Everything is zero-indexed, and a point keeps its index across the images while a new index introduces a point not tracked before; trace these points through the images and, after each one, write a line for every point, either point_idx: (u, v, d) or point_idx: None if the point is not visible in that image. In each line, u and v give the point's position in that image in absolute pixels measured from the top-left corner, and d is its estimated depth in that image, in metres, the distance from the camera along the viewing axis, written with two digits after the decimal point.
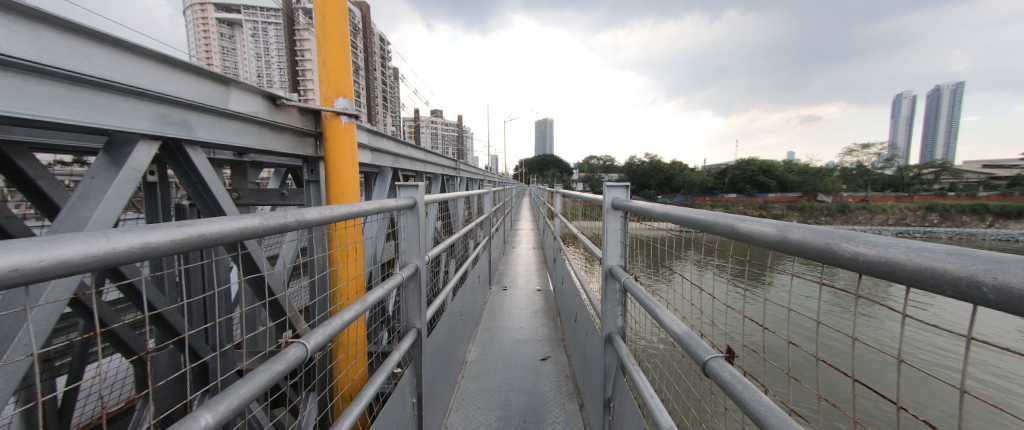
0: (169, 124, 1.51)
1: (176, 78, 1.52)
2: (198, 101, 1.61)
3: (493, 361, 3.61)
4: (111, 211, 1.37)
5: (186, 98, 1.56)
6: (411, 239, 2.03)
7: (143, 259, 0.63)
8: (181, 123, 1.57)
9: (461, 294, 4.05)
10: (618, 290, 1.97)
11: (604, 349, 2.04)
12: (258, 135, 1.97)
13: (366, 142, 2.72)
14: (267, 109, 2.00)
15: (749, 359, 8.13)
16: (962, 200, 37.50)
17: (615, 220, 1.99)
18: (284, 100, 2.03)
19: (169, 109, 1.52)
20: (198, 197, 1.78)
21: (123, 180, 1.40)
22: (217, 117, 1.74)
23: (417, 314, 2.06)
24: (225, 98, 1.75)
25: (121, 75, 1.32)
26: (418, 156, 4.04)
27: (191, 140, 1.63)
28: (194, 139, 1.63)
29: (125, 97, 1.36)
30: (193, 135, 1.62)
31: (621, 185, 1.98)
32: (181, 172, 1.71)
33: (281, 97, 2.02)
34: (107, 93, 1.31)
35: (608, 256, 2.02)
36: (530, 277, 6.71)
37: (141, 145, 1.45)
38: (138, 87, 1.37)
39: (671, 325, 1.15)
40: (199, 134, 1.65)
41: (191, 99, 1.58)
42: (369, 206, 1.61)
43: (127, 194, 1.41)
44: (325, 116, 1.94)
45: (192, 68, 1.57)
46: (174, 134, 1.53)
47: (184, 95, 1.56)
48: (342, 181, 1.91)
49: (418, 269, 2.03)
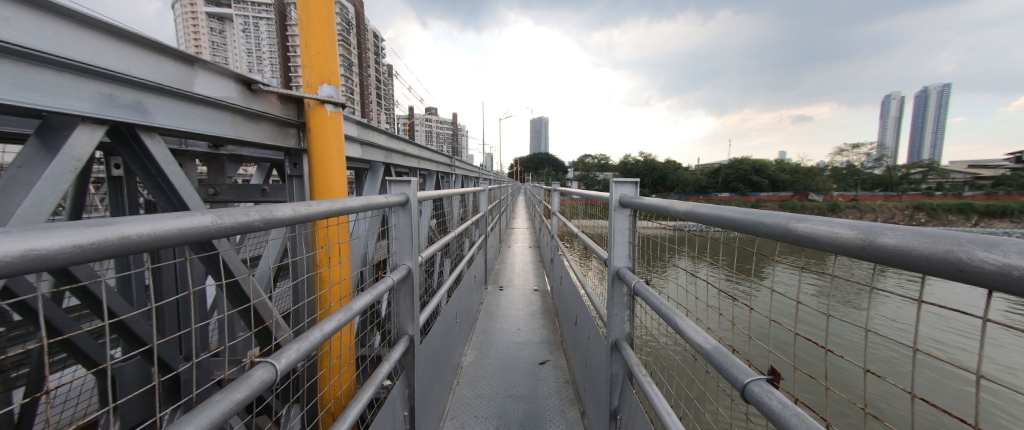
0: (119, 106, 1.34)
1: (128, 54, 1.35)
2: (156, 82, 1.44)
3: (489, 366, 3.46)
4: (45, 204, 1.23)
5: (140, 78, 1.39)
6: (402, 237, 1.88)
7: (30, 272, 0.44)
8: (134, 106, 1.40)
9: (455, 296, 3.91)
10: (626, 293, 1.84)
11: (610, 356, 1.91)
12: (230, 124, 1.80)
13: (355, 135, 2.55)
14: (242, 95, 1.84)
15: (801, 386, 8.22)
16: (948, 199, 38.28)
17: (623, 218, 1.84)
18: (260, 85, 1.87)
19: (119, 90, 1.35)
20: (158, 192, 1.61)
21: (58, 169, 1.26)
22: (180, 101, 1.57)
23: (409, 319, 1.90)
24: (189, 80, 1.58)
25: (55, 47, 1.15)
26: (411, 152, 3.87)
27: (148, 126, 1.46)
28: (151, 125, 1.46)
29: (61, 72, 1.19)
30: (149, 120, 1.45)
31: (630, 181, 1.84)
32: (137, 163, 1.54)
33: (257, 82, 1.85)
34: (37, 67, 1.14)
35: (615, 257, 1.88)
36: (527, 277, 6.55)
37: (81, 130, 1.29)
38: (78, 62, 1.20)
39: (693, 336, 1.04)
40: (157, 120, 1.47)
41: (147, 79, 1.41)
42: (356, 201, 1.47)
43: (64, 184, 1.26)
44: (308, 104, 1.76)
45: (148, 45, 1.41)
46: (125, 118, 1.36)
47: (138, 74, 1.39)
48: (326, 175, 1.76)
49: (410, 271, 1.88)
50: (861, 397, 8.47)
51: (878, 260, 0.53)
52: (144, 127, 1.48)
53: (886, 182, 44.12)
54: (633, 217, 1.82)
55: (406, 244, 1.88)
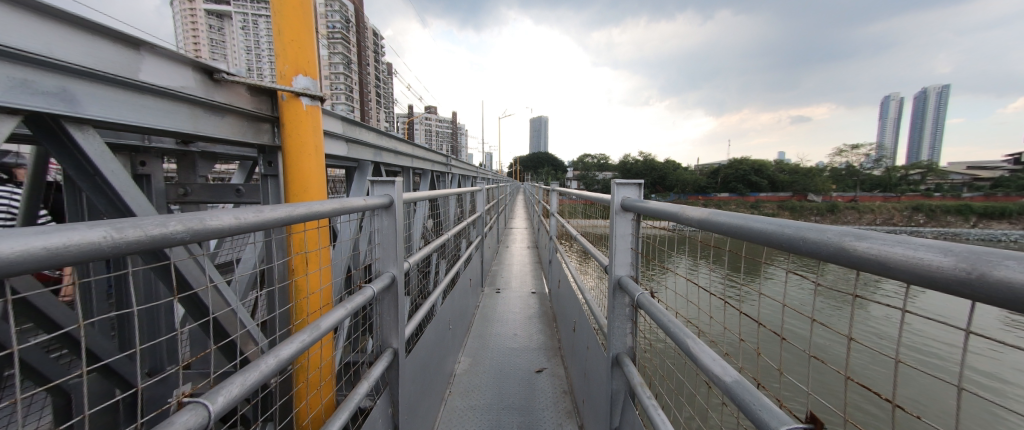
0: (41, 94, 1.15)
1: (55, 34, 1.17)
2: (91, 67, 1.26)
3: (484, 374, 3.32)
4: None
5: (71, 61, 1.20)
6: (384, 241, 1.73)
7: None
8: (60, 94, 1.20)
9: (449, 300, 3.77)
10: (629, 305, 1.70)
11: (612, 371, 1.77)
12: (187, 116, 1.63)
13: (340, 132, 2.39)
14: (202, 86, 1.68)
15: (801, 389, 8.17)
16: (947, 201, 38.32)
17: (625, 223, 1.69)
18: (224, 74, 1.72)
19: (40, 74, 1.15)
20: (98, 194, 1.46)
21: None
22: (122, 90, 1.39)
23: (393, 331, 1.76)
24: (136, 66, 1.40)
25: None
26: (403, 150, 3.72)
27: (77, 118, 1.27)
28: (81, 116, 1.27)
29: None
30: (79, 110, 1.26)
31: (633, 182, 1.68)
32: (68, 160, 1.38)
33: (220, 72, 1.69)
34: None
35: (616, 266, 1.73)
36: (525, 279, 6.42)
37: None
38: None
39: (710, 365, 0.91)
40: (90, 111, 1.28)
41: (79, 63, 1.22)
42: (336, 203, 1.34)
43: None
44: (282, 97, 1.60)
45: (83, 25, 1.24)
46: (49, 109, 1.17)
47: (69, 57, 1.20)
48: (303, 174, 1.61)
49: (394, 279, 1.74)
50: (861, 400, 8.40)
51: (1000, 306, 0.37)
52: (73, 118, 1.29)
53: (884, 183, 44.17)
54: (636, 221, 1.67)
55: (389, 250, 1.73)
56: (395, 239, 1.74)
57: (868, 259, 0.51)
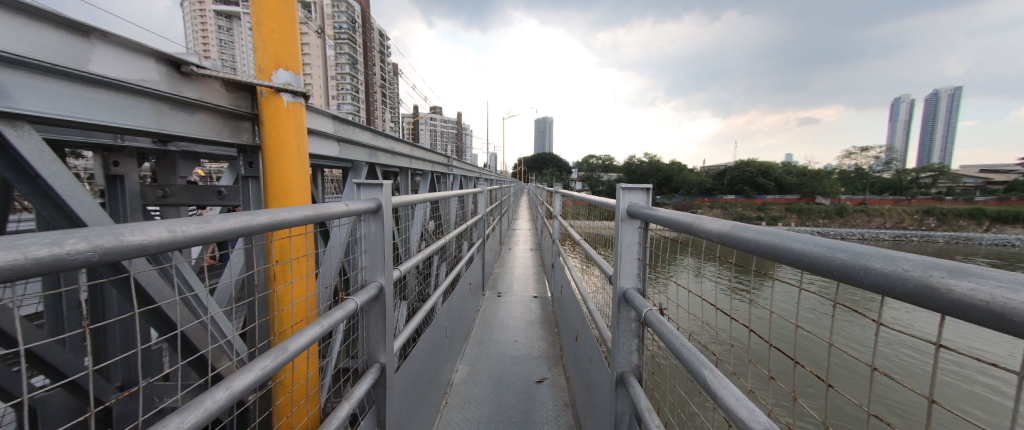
0: None
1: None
2: (30, 57, 1.13)
3: (482, 385, 3.18)
4: None
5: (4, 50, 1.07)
6: (374, 250, 1.61)
7: None
8: None
9: (447, 305, 3.65)
10: (635, 320, 1.56)
11: (616, 392, 1.63)
12: (150, 112, 1.51)
13: (332, 131, 2.28)
14: (168, 79, 1.55)
15: (811, 399, 7.93)
16: (961, 205, 37.50)
17: (632, 231, 1.55)
18: (193, 67, 1.60)
19: None
20: (41, 199, 1.39)
21: None
22: (70, 83, 1.26)
23: (381, 346, 1.63)
24: (88, 56, 1.28)
25: None
26: (401, 150, 3.60)
27: (19, 114, 1.15)
28: (22, 112, 1.14)
29: None
30: (18, 106, 1.13)
31: (641, 187, 1.54)
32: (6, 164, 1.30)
33: (188, 64, 1.57)
34: None
35: (621, 278, 1.59)
36: (527, 282, 6.29)
37: None
38: None
39: (735, 406, 0.78)
40: (31, 106, 1.16)
41: (14, 53, 1.10)
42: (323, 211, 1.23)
43: None
44: (262, 93, 1.49)
45: (33, 13, 1.13)
46: None
47: (11, 48, 1.09)
48: (283, 176, 1.50)
49: (382, 289, 1.61)
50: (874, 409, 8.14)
51: None
52: (20, 115, 1.17)
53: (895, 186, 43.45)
54: (643, 230, 1.54)
55: (378, 260, 1.60)
56: (386, 247, 1.63)
57: (974, 308, 0.36)
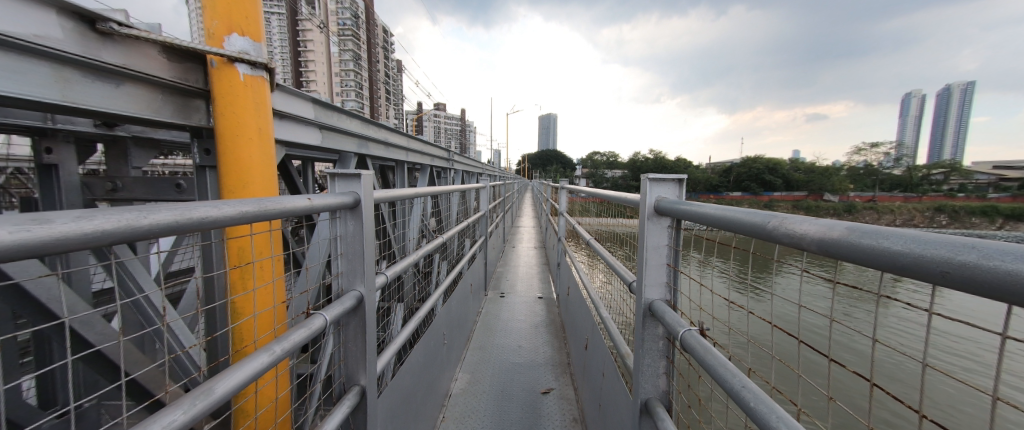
0: None
1: None
2: None
3: (483, 397, 2.93)
4: None
5: None
6: (353, 251, 1.36)
7: None
8: None
9: (446, 307, 3.41)
10: (663, 336, 1.29)
11: (639, 424, 1.36)
12: (54, 83, 1.14)
13: (312, 117, 2.02)
14: (78, 39, 1.17)
15: (826, 403, 7.64)
16: (975, 202, 36.64)
17: (659, 230, 1.28)
18: (110, 24, 1.21)
19: None
20: None
21: None
22: None
23: (361, 365, 1.39)
24: None
25: None
26: (395, 141, 3.35)
27: None
28: None
29: None
30: None
31: (673, 177, 1.26)
32: None
33: (103, 20, 1.19)
34: None
35: (646, 288, 1.31)
36: (531, 282, 6.03)
37: None
38: None
39: None
40: None
41: None
42: (282, 205, 0.98)
43: None
44: (211, 63, 1.23)
45: None
46: None
47: None
48: (240, 163, 1.26)
49: (361, 299, 1.36)
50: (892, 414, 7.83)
51: None
52: None
53: (907, 184, 42.58)
54: (675, 230, 1.27)
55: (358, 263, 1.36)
56: (369, 247, 1.41)
57: None
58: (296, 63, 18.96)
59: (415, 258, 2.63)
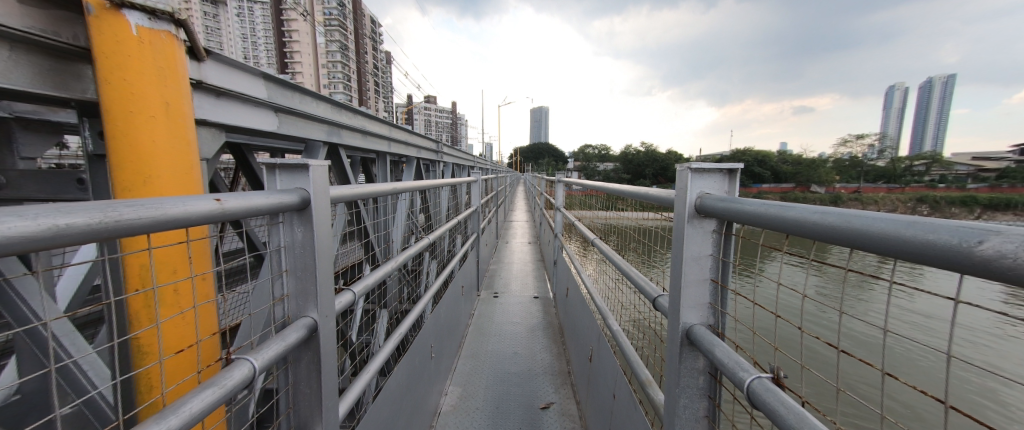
0: None
1: None
2: None
3: (476, 414, 2.66)
4: None
5: None
6: (305, 268, 1.04)
7: None
8: None
9: (437, 312, 3.12)
10: (706, 370, 1.01)
11: None
12: None
13: (265, 98, 1.67)
14: None
15: (823, 396, 7.60)
16: (956, 192, 37.58)
17: (700, 235, 0.99)
18: None
19: None
20: None
21: None
22: None
23: (317, 412, 1.08)
24: None
25: None
26: (375, 130, 2.99)
27: None
28: None
29: None
30: None
31: (719, 167, 0.97)
32: None
33: None
34: None
35: (683, 310, 1.03)
36: (527, 281, 5.74)
37: None
38: None
39: None
40: None
41: None
42: (182, 208, 0.63)
43: None
44: (90, 10, 0.93)
45: None
46: None
47: None
48: (138, 151, 0.94)
49: (315, 328, 1.04)
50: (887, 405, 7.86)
51: None
52: None
53: (891, 175, 43.57)
54: (726, 235, 0.98)
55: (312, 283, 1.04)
56: (327, 261, 1.09)
57: None
58: (278, 51, 18.02)
59: (403, 259, 2.30)
